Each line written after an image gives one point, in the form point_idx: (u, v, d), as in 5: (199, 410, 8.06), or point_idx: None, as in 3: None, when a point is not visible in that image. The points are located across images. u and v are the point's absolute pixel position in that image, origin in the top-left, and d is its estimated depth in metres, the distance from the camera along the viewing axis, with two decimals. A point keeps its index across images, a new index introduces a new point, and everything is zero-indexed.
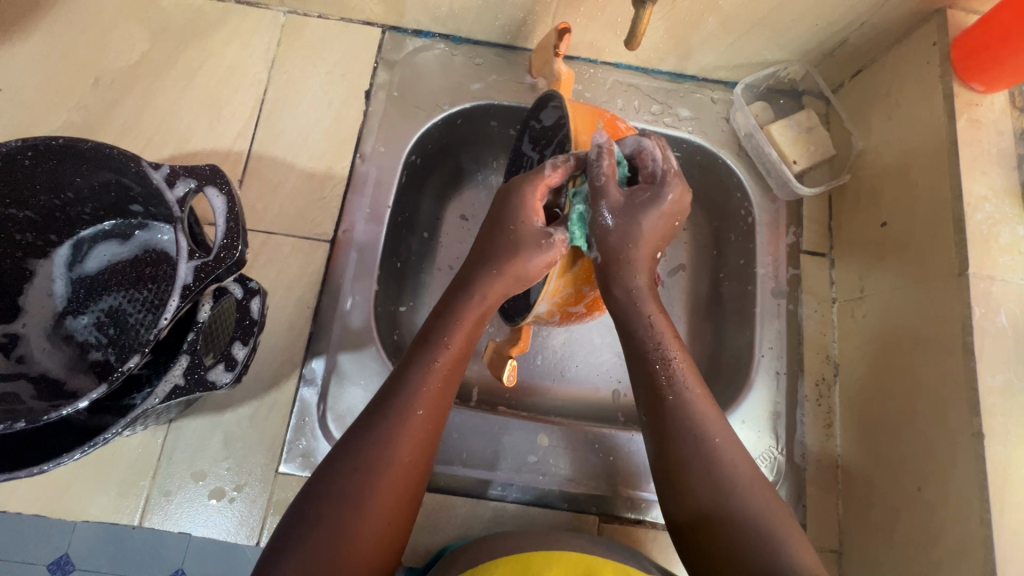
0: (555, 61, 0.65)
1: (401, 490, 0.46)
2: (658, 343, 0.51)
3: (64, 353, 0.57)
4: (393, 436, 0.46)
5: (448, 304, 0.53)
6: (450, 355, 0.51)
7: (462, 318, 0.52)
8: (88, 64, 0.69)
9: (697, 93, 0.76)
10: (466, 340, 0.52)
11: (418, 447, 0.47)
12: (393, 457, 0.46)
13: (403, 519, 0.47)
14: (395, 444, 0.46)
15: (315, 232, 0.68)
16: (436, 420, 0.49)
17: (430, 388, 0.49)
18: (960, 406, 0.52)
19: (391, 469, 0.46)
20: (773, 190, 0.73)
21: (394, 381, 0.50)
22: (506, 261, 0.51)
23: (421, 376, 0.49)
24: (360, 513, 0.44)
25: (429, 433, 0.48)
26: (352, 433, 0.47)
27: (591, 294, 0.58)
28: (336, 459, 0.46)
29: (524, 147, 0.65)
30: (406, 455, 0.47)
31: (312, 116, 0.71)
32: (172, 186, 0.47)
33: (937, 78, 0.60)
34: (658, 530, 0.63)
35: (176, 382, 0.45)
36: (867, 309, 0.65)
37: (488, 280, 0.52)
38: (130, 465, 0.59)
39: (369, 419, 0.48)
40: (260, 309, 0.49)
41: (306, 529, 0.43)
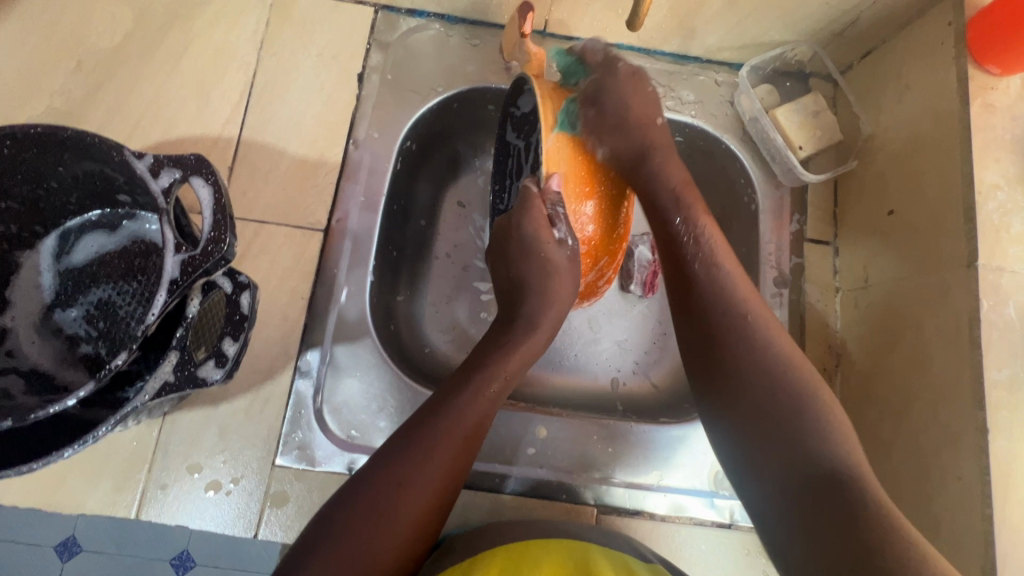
0: (523, 42, 0.63)
1: (437, 493, 0.47)
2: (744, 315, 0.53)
3: (54, 346, 0.55)
4: (439, 452, 0.47)
5: (499, 335, 0.55)
6: (502, 384, 0.52)
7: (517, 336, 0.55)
8: (69, 47, 0.66)
9: (701, 75, 0.74)
10: (520, 356, 0.54)
11: (462, 452, 0.48)
12: (435, 462, 0.47)
13: (430, 522, 0.47)
14: (439, 448, 0.47)
15: (308, 221, 0.66)
16: (482, 428, 0.50)
17: (484, 397, 0.51)
18: (965, 399, 0.51)
19: (431, 472, 0.46)
20: (778, 176, 0.71)
21: (449, 387, 0.51)
22: (545, 286, 0.55)
23: (470, 396, 0.50)
24: (393, 525, 0.44)
25: (472, 442, 0.49)
26: (394, 445, 0.48)
27: (585, 282, 0.61)
28: (377, 458, 0.47)
29: (508, 135, 0.64)
30: (446, 474, 0.47)
31: (303, 100, 0.69)
32: (156, 177, 0.46)
33: (951, 60, 0.57)
34: (657, 522, 0.63)
35: (165, 379, 0.44)
36: (871, 299, 0.64)
37: (541, 312, 0.56)
38: (125, 459, 0.58)
39: (413, 431, 0.48)
40: (250, 304, 0.47)
41: (326, 523, 0.44)
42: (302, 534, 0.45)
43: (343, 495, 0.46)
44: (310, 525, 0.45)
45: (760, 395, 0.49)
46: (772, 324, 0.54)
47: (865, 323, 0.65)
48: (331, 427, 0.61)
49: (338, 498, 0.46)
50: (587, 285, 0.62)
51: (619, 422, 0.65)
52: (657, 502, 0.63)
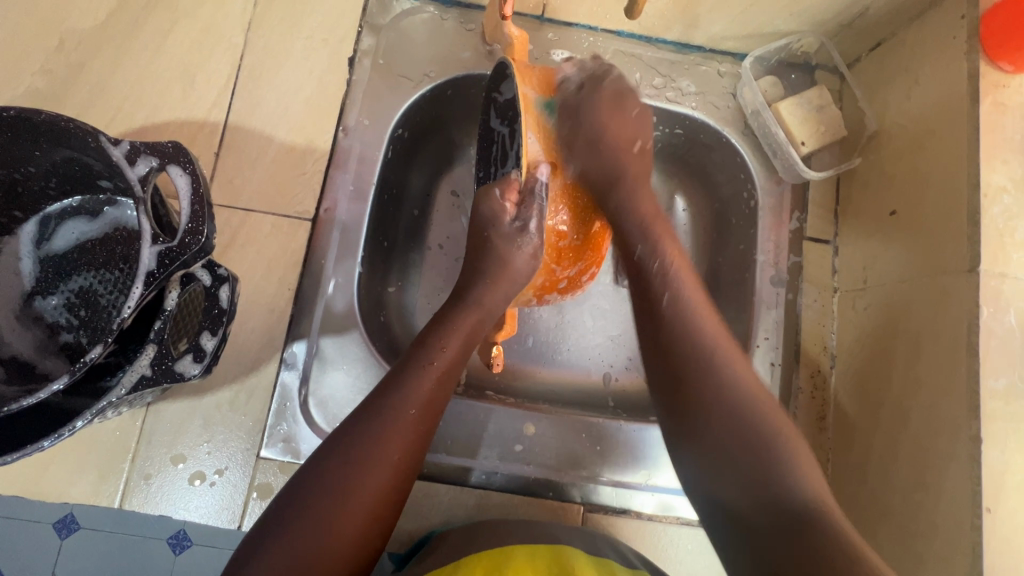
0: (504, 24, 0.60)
1: (386, 490, 0.45)
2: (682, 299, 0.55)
3: (34, 334, 0.55)
4: (387, 432, 0.46)
5: (445, 313, 0.55)
6: (447, 358, 0.51)
7: (454, 324, 0.53)
8: (50, 25, 0.64)
9: (703, 65, 0.71)
10: (463, 343, 0.53)
11: (409, 443, 0.47)
12: (377, 456, 0.45)
13: (386, 519, 0.46)
14: (385, 441, 0.46)
15: (296, 210, 0.64)
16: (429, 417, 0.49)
17: (431, 387, 0.49)
18: (960, 408, 0.50)
19: (375, 465, 0.45)
20: (779, 172, 0.70)
21: (392, 380, 0.49)
22: (500, 272, 0.54)
23: (415, 373, 0.49)
24: (345, 509, 0.43)
25: (418, 435, 0.48)
26: (344, 427, 0.47)
27: (565, 277, 0.60)
28: (322, 455, 0.45)
29: (491, 121, 0.61)
30: (396, 454, 0.46)
31: (292, 84, 0.67)
32: (132, 164, 0.44)
33: (963, 56, 0.55)
34: (644, 520, 0.62)
35: (142, 373, 0.43)
36: (869, 301, 0.63)
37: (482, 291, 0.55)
38: (108, 448, 0.58)
39: (363, 412, 0.47)
40: (229, 298, 0.47)
41: (280, 518, 0.43)
42: (254, 532, 0.43)
43: (293, 494, 0.44)
44: (266, 522, 0.44)
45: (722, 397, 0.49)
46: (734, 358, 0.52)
47: (861, 325, 0.63)
48: (317, 420, 0.60)
49: (289, 492, 0.45)
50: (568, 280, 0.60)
51: (600, 419, 0.64)
52: (643, 500, 0.63)
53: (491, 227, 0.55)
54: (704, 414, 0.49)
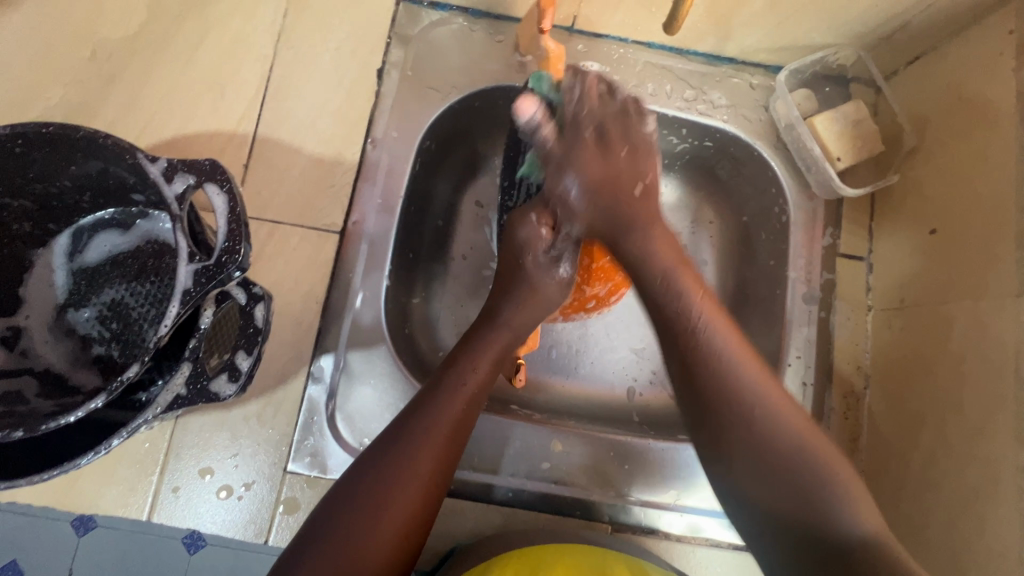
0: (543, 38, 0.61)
1: (417, 506, 0.44)
2: (680, 299, 0.51)
3: (67, 346, 0.55)
4: (421, 448, 0.46)
5: (476, 331, 0.55)
6: (478, 377, 0.51)
7: (483, 342, 0.53)
8: (83, 35, 0.65)
9: (735, 78, 0.70)
10: (492, 361, 0.53)
11: (442, 460, 0.47)
12: (411, 473, 0.44)
13: (419, 537, 0.45)
14: (417, 457, 0.45)
15: (324, 223, 0.64)
16: (462, 434, 0.49)
17: (462, 403, 0.49)
18: (1007, 437, 0.48)
19: (409, 483, 0.44)
20: (812, 187, 0.68)
21: (424, 395, 0.49)
22: (529, 296, 0.56)
23: (448, 391, 0.49)
24: (379, 527, 0.42)
25: (450, 451, 0.47)
26: (378, 445, 0.47)
27: (594, 296, 0.62)
28: (355, 472, 0.45)
29: (519, 137, 0.61)
30: (430, 471, 0.45)
31: (321, 95, 0.67)
32: (170, 181, 0.44)
33: (1011, 73, 0.53)
34: (671, 541, 0.61)
35: (178, 392, 0.43)
36: (905, 321, 0.62)
37: (512, 311, 0.56)
38: (137, 459, 0.58)
39: (396, 429, 0.47)
40: (265, 317, 0.46)
41: (315, 536, 0.42)
42: (286, 552, 0.43)
43: (326, 512, 0.44)
44: (298, 540, 0.43)
45: (715, 396, 0.45)
46: (749, 365, 0.46)
47: (898, 346, 0.62)
48: (344, 434, 0.60)
49: (324, 508, 0.44)
50: (598, 299, 0.63)
51: (627, 438, 0.64)
52: (672, 521, 0.62)
53: (526, 253, 0.56)
54: (718, 417, 0.45)
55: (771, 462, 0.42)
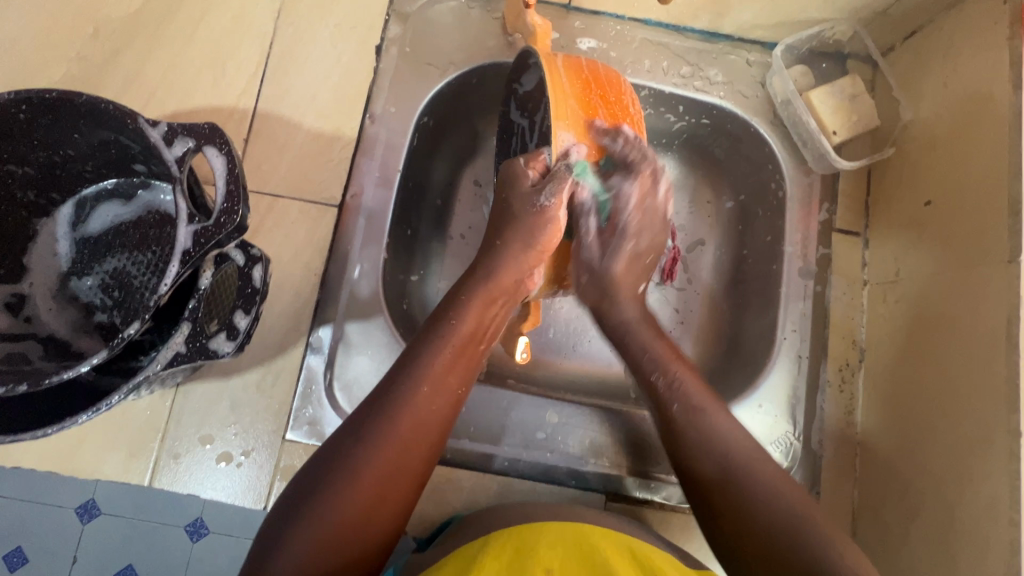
0: (528, 13, 0.60)
1: (399, 471, 0.45)
2: (660, 367, 0.55)
3: (71, 313, 0.56)
4: (403, 413, 0.46)
5: (460, 295, 0.54)
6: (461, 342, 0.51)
7: (461, 305, 0.53)
8: (86, 12, 0.66)
9: (732, 54, 0.70)
10: (473, 325, 0.52)
11: (420, 426, 0.47)
12: (392, 438, 0.45)
13: (401, 500, 0.45)
14: (396, 422, 0.45)
15: (323, 196, 0.65)
16: (444, 398, 0.48)
17: (442, 368, 0.49)
18: (998, 401, 0.49)
19: (390, 448, 0.45)
20: (808, 163, 0.69)
21: (406, 360, 0.49)
22: (522, 246, 0.54)
23: (430, 356, 0.49)
24: (361, 491, 0.43)
25: (433, 416, 0.47)
26: (361, 410, 0.47)
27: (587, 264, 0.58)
28: (337, 439, 0.45)
29: (512, 116, 0.62)
30: (411, 436, 0.46)
31: (320, 72, 0.67)
32: (170, 145, 0.45)
33: (1005, 41, 0.53)
34: (666, 511, 0.62)
35: (178, 350, 0.43)
36: (900, 294, 0.62)
37: (498, 268, 0.54)
38: (139, 426, 0.59)
39: (379, 394, 0.47)
40: (262, 278, 0.48)
41: (298, 498, 0.43)
42: (272, 513, 0.44)
43: (309, 477, 0.44)
44: (285, 500, 0.44)
45: (704, 461, 0.49)
46: (712, 407, 0.52)
47: (893, 319, 0.62)
48: (342, 404, 0.61)
49: (310, 470, 0.45)
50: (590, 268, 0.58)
51: (621, 410, 0.64)
52: (667, 493, 0.62)
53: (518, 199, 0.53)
54: (716, 518, 0.47)
55: (745, 498, 0.46)
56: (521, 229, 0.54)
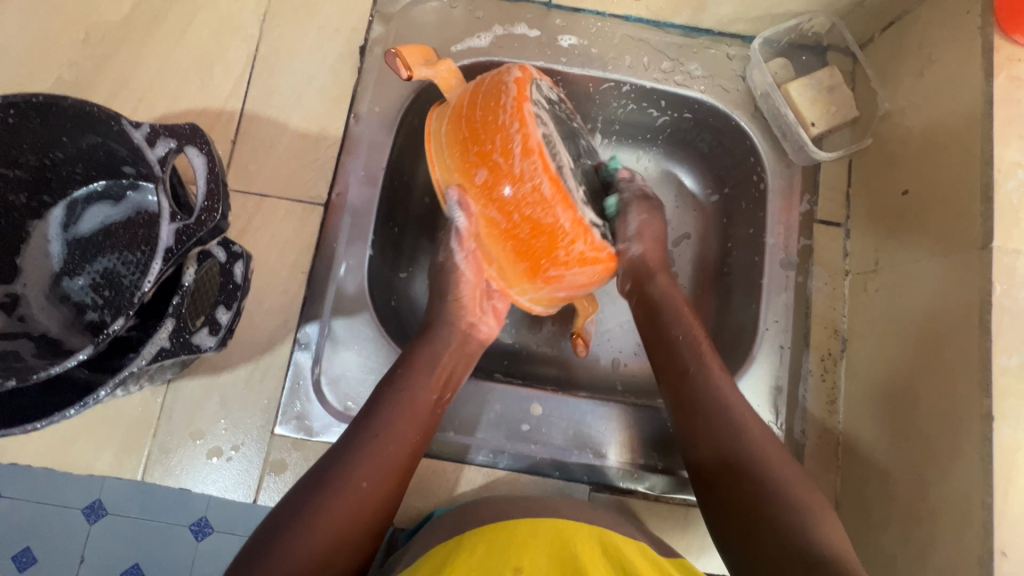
0: (421, 71, 0.57)
1: (352, 519, 0.47)
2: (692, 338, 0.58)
3: (62, 313, 0.57)
4: (356, 463, 0.49)
5: (416, 347, 0.58)
6: (416, 395, 0.54)
7: (414, 359, 0.56)
8: (77, 19, 0.67)
9: (712, 48, 0.71)
10: (427, 375, 0.56)
11: (374, 477, 0.49)
12: (347, 488, 0.48)
13: (357, 544, 0.48)
14: (351, 477, 0.48)
15: (309, 195, 0.66)
16: (399, 443, 0.52)
17: (397, 416, 0.52)
18: (972, 386, 0.49)
19: (343, 496, 0.48)
20: (789, 155, 0.69)
21: (364, 413, 0.53)
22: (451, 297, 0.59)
23: (387, 408, 0.53)
24: (311, 537, 0.45)
25: (388, 466, 0.50)
26: (323, 462, 0.50)
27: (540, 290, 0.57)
28: (299, 491, 0.48)
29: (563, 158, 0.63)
30: (364, 484, 0.49)
31: (305, 73, 0.69)
32: (152, 146, 0.46)
33: (977, 30, 0.54)
34: (649, 500, 0.63)
35: (162, 345, 0.45)
36: (880, 283, 0.62)
37: (445, 321, 0.59)
38: (132, 422, 0.60)
39: (339, 447, 0.51)
40: (244, 274, 0.48)
41: (261, 544, 0.45)
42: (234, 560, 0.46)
43: (267, 529, 0.46)
44: (249, 546, 0.46)
45: (716, 423, 0.53)
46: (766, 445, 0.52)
47: (873, 308, 0.63)
48: (328, 398, 0.62)
49: (271, 519, 0.47)
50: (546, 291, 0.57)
51: (604, 400, 0.65)
52: (650, 482, 0.63)
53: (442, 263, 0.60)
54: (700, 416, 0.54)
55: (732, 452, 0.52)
56: (453, 281, 0.59)
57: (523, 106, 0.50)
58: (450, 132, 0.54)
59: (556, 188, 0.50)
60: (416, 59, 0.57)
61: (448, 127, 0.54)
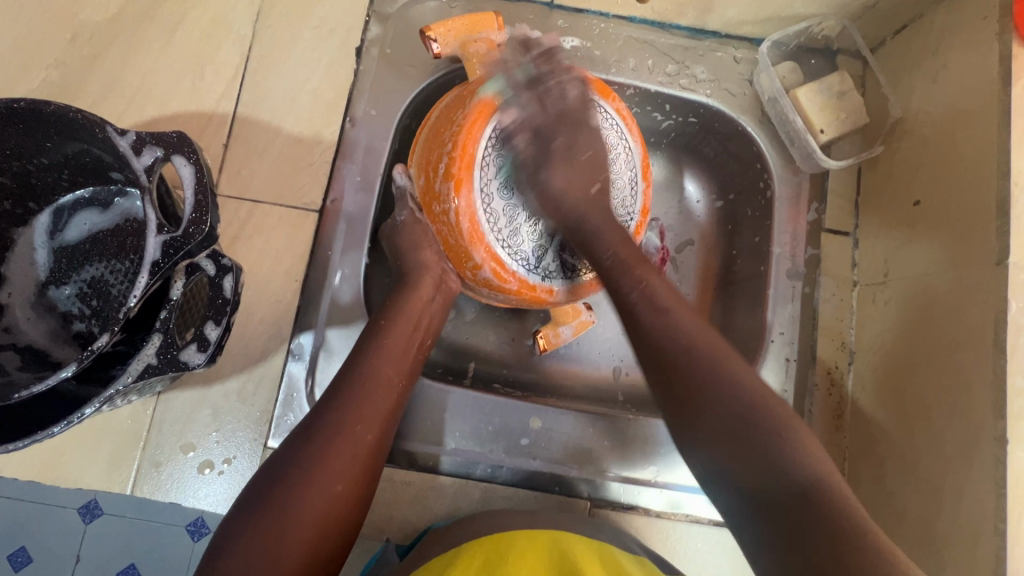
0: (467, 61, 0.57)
1: (353, 470, 0.44)
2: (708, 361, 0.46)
3: (48, 323, 0.56)
4: (348, 408, 0.46)
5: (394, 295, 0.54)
6: (402, 340, 0.51)
7: (396, 307, 0.53)
8: (64, 19, 0.65)
9: (718, 51, 0.69)
10: (408, 320, 0.52)
11: (367, 421, 0.46)
12: (342, 436, 0.44)
13: (352, 498, 0.44)
14: (343, 425, 0.45)
15: (303, 201, 0.64)
16: (387, 388, 0.49)
17: (381, 359, 0.49)
18: (985, 406, 0.47)
19: (341, 445, 0.44)
20: (796, 162, 0.67)
21: (349, 363, 0.49)
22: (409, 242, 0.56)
23: (372, 354, 0.49)
24: (311, 488, 0.42)
25: (384, 413, 0.48)
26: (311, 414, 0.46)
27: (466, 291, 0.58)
28: (288, 443, 0.45)
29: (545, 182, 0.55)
30: (361, 430, 0.45)
31: (300, 75, 0.67)
32: (138, 154, 0.45)
33: (994, 36, 0.52)
34: (650, 517, 0.61)
35: (148, 362, 0.44)
36: (890, 296, 0.61)
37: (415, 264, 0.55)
38: (120, 435, 0.59)
39: (327, 398, 0.47)
40: (232, 288, 0.46)
41: (256, 499, 0.42)
42: (226, 520, 0.42)
43: (260, 483, 0.43)
44: (242, 499, 0.42)
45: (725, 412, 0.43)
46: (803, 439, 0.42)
47: (882, 321, 0.61)
48: None
49: (263, 475, 0.44)
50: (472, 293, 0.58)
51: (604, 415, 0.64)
52: (651, 499, 0.62)
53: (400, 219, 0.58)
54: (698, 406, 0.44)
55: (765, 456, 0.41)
56: (406, 236, 0.56)
57: (470, 127, 0.51)
58: (434, 119, 0.56)
59: (466, 216, 0.51)
60: (450, 36, 0.57)
61: (436, 116, 0.56)
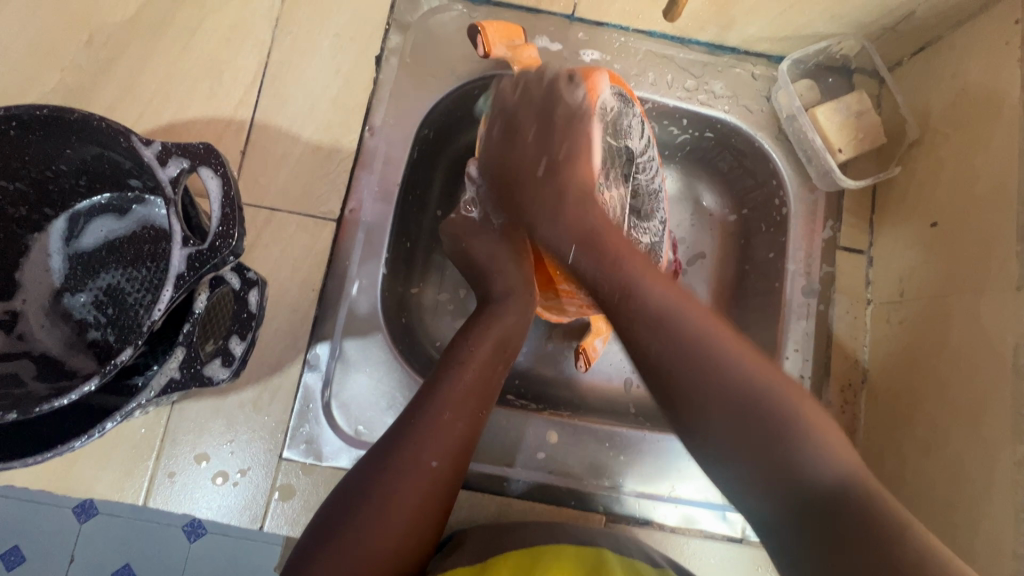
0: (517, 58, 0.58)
1: (425, 501, 0.45)
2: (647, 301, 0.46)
3: (64, 330, 0.55)
4: (425, 437, 0.46)
5: (475, 321, 0.55)
6: (478, 367, 0.51)
7: (484, 329, 0.54)
8: (80, 20, 0.64)
9: (737, 68, 0.69)
10: (493, 345, 0.53)
11: (443, 452, 0.47)
12: (419, 467, 0.45)
13: (419, 533, 0.45)
14: (419, 455, 0.45)
15: (320, 210, 0.64)
16: (467, 420, 0.49)
17: (463, 388, 0.50)
18: (1004, 430, 0.48)
19: (416, 474, 0.45)
20: (813, 179, 0.68)
21: (428, 388, 0.50)
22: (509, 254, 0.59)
23: (451, 382, 0.50)
24: (381, 520, 0.43)
25: (458, 443, 0.48)
26: (386, 439, 0.47)
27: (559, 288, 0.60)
28: (362, 468, 0.46)
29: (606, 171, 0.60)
30: (434, 461, 0.46)
31: (318, 82, 0.66)
32: (163, 165, 0.44)
33: (1015, 63, 0.53)
34: (665, 532, 0.61)
35: (171, 376, 0.43)
36: (905, 315, 0.61)
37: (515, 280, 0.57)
38: (134, 445, 0.58)
39: (401, 426, 0.47)
40: (258, 302, 0.46)
41: (331, 528, 0.43)
42: (304, 538, 0.44)
43: (335, 508, 0.44)
44: (318, 520, 0.45)
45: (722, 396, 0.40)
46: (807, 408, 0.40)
47: (896, 340, 0.62)
48: (339, 422, 0.60)
49: (336, 501, 0.45)
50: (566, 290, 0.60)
51: (620, 429, 0.64)
52: (666, 514, 0.62)
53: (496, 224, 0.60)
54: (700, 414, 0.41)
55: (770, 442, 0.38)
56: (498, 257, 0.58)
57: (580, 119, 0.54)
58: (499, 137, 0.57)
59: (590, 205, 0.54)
60: (497, 38, 0.56)
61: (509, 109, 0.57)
